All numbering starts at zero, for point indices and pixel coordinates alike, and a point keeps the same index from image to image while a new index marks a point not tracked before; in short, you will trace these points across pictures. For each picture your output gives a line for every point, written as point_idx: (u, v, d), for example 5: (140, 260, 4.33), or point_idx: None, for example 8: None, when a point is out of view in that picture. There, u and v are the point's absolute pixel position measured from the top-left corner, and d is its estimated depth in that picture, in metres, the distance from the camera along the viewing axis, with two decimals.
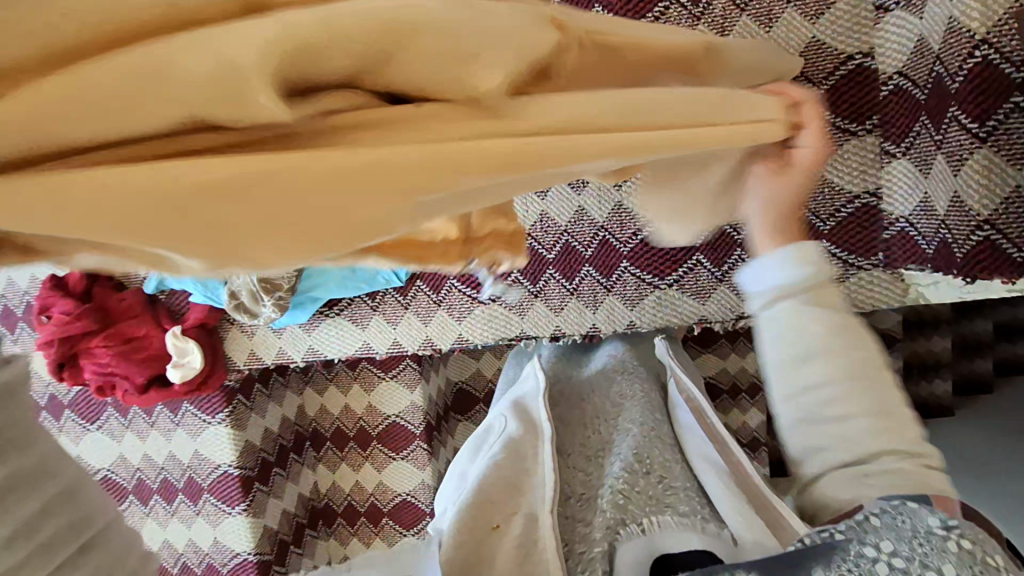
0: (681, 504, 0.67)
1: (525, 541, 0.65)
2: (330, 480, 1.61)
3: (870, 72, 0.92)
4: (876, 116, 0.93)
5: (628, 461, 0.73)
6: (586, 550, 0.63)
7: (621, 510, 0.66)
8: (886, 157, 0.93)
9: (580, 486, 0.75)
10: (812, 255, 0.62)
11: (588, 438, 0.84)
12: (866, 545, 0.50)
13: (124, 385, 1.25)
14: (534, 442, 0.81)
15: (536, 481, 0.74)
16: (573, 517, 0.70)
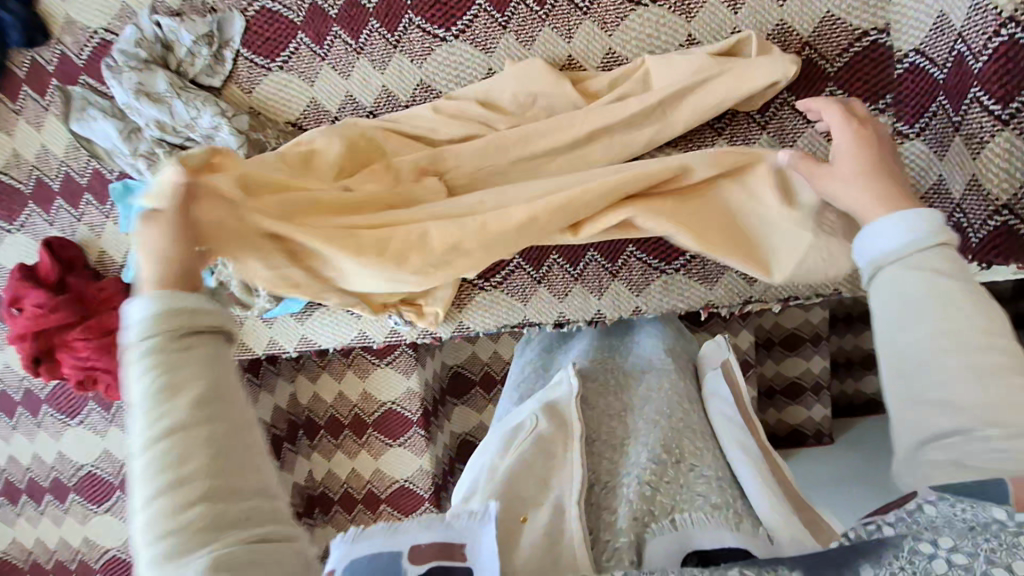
0: (714, 495, 0.69)
1: (553, 530, 0.65)
2: (325, 468, 1.58)
3: (884, 49, 0.90)
4: (890, 95, 0.90)
5: (657, 453, 0.74)
6: (612, 541, 0.64)
7: (649, 504, 0.68)
8: (898, 136, 0.90)
9: (607, 474, 0.75)
10: (923, 219, 0.51)
11: (615, 425, 0.84)
12: (923, 541, 0.42)
13: (107, 378, 1.20)
14: (565, 433, 0.82)
15: (566, 469, 0.75)
16: (598, 505, 0.71)
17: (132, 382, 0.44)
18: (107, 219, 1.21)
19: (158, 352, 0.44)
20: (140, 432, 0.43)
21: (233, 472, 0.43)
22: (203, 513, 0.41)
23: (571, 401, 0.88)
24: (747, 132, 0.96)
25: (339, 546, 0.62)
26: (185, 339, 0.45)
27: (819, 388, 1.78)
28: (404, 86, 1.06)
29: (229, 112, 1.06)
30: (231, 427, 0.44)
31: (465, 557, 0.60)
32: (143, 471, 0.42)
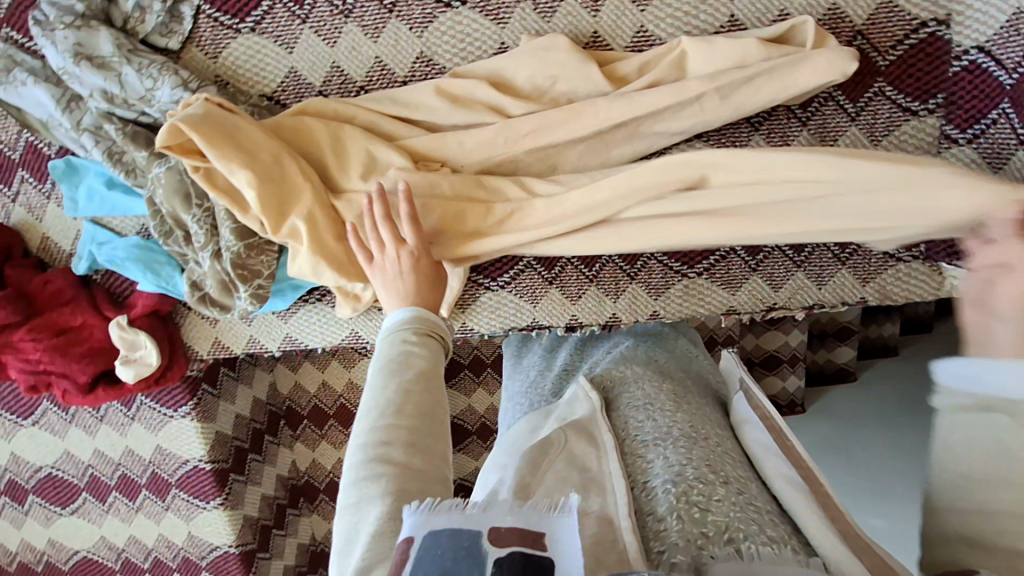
0: (768, 529, 0.60)
1: (599, 539, 0.58)
2: (309, 458, 1.50)
3: (942, 43, 0.82)
4: (942, 95, 0.83)
5: (698, 466, 0.67)
6: (665, 550, 0.57)
7: (700, 525, 0.59)
8: (946, 142, 0.84)
9: (641, 473, 0.69)
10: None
11: (641, 423, 0.78)
12: None
13: (63, 383, 1.06)
14: (591, 446, 0.74)
15: (602, 485, 0.67)
16: (643, 512, 0.64)
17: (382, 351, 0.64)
18: (48, 201, 1.04)
19: (407, 339, 0.64)
20: (373, 384, 0.61)
21: (425, 436, 0.58)
22: (400, 458, 0.56)
23: (596, 416, 0.80)
24: (787, 127, 0.86)
25: (410, 517, 0.50)
26: (424, 335, 0.66)
27: (796, 357, 1.88)
28: (401, 60, 0.91)
29: (192, 82, 0.89)
30: (431, 402, 0.61)
31: (550, 549, 0.49)
32: (367, 412, 0.59)
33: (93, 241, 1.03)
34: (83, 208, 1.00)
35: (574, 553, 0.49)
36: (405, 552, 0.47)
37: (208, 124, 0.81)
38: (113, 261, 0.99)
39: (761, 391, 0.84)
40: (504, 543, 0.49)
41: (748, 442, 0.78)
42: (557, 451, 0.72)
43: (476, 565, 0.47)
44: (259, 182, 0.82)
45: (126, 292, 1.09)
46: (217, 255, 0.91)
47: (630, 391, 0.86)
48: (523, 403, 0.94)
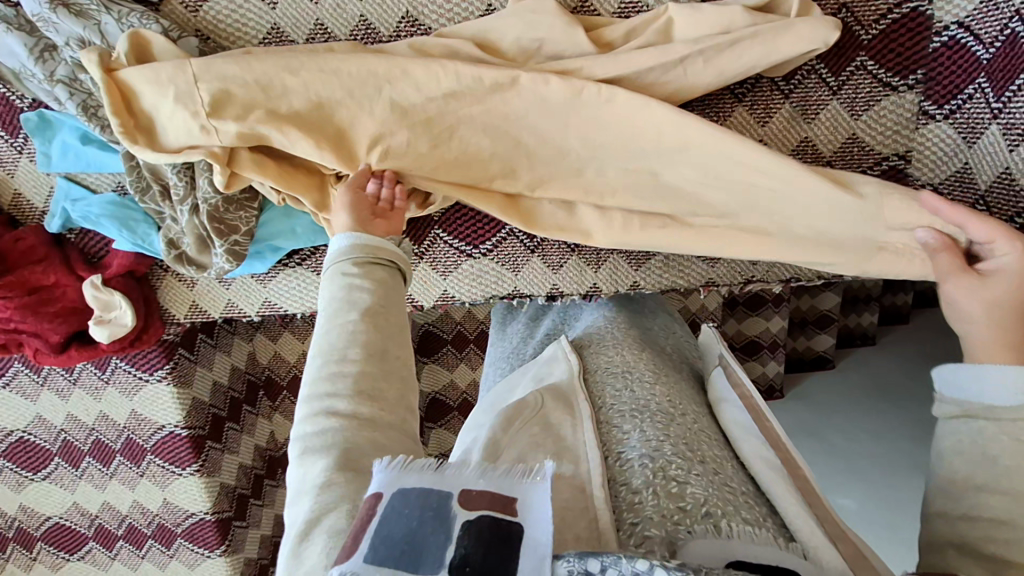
0: (743, 511, 0.60)
1: (569, 503, 0.60)
2: (288, 430, 1.50)
3: (923, 19, 0.83)
4: (921, 71, 0.85)
5: (678, 445, 0.66)
6: (638, 523, 0.58)
7: (677, 500, 0.59)
8: (924, 117, 0.87)
9: (617, 444, 0.69)
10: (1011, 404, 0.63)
11: (620, 395, 0.78)
12: None
13: (35, 343, 1.05)
14: (568, 416, 0.74)
15: (574, 453, 0.68)
16: (615, 481, 0.64)
17: (324, 296, 0.67)
18: (20, 153, 1.01)
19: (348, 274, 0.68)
20: (320, 330, 0.65)
21: (371, 376, 0.62)
22: (347, 404, 0.60)
23: (574, 382, 0.81)
24: (770, 100, 0.87)
25: (380, 474, 0.54)
26: (364, 271, 0.68)
27: (774, 343, 1.91)
28: (387, 19, 0.90)
29: (172, 32, 0.87)
30: (379, 340, 0.64)
31: (520, 514, 0.51)
32: (316, 361, 0.63)
33: (67, 197, 1.01)
34: (55, 162, 0.97)
35: (544, 519, 0.50)
36: (372, 510, 0.51)
37: (168, 47, 0.83)
38: (87, 219, 0.97)
39: (740, 368, 0.84)
40: (471, 506, 0.51)
41: (725, 418, 0.77)
42: (530, 413, 0.73)
43: (442, 527, 0.49)
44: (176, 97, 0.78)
45: (101, 252, 1.07)
46: (196, 210, 0.89)
47: (605, 355, 0.88)
48: (501, 370, 0.96)
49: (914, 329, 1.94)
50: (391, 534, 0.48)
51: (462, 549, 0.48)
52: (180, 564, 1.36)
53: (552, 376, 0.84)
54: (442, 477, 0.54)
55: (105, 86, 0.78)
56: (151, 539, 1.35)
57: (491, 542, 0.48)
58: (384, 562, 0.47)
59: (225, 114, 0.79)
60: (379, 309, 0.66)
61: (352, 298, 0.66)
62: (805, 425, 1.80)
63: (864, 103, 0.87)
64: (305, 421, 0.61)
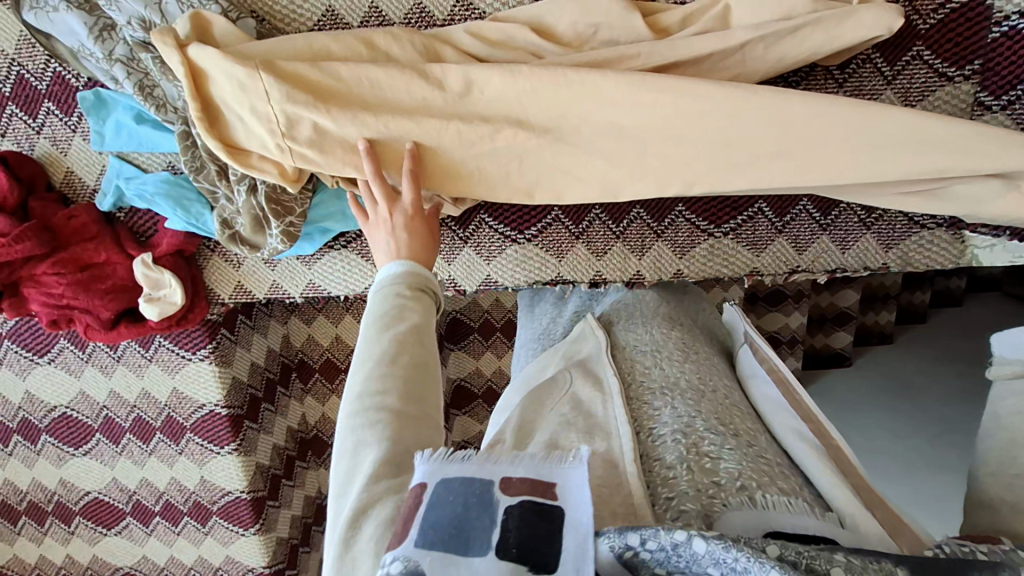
0: (779, 481, 0.60)
1: (603, 481, 0.59)
2: (318, 413, 1.53)
3: (984, 9, 0.82)
4: (978, 62, 0.85)
5: (711, 421, 0.66)
6: (674, 497, 0.57)
7: (711, 475, 0.59)
8: (979, 108, 0.87)
9: (650, 420, 0.69)
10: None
11: (650, 373, 0.78)
12: None
13: (86, 319, 1.06)
14: (596, 393, 0.74)
15: (605, 429, 0.67)
16: (648, 455, 0.64)
17: (375, 306, 0.62)
18: (73, 132, 1.03)
19: (401, 296, 0.62)
20: (363, 341, 0.59)
21: (418, 391, 0.56)
22: (395, 406, 0.54)
23: (601, 355, 0.83)
24: (824, 88, 0.87)
25: (422, 465, 0.50)
26: (417, 294, 0.64)
27: (794, 339, 1.91)
28: (441, 3, 0.90)
29: (230, 13, 0.88)
30: (427, 351, 0.59)
31: (560, 498, 0.49)
32: (362, 363, 0.57)
33: (120, 176, 1.02)
34: (109, 141, 0.99)
35: (584, 503, 0.47)
36: (417, 497, 0.47)
37: (232, 31, 0.85)
38: (141, 197, 0.98)
39: (769, 346, 0.84)
40: (513, 493, 0.49)
41: (757, 399, 0.77)
42: (562, 396, 0.74)
43: (486, 512, 0.47)
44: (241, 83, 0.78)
45: (151, 231, 1.09)
46: (253, 190, 0.89)
47: (634, 332, 0.88)
48: (533, 349, 0.97)
49: (938, 326, 1.94)
50: (439, 521, 0.45)
51: (506, 531, 0.45)
52: (214, 542, 1.38)
53: (584, 353, 0.85)
54: (487, 472, 0.50)
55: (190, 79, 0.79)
56: (187, 516, 1.37)
57: (529, 526, 0.46)
58: (434, 546, 0.43)
59: (298, 134, 0.80)
60: (425, 329, 0.61)
61: (402, 314, 0.60)
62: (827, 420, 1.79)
63: (920, 93, 0.87)
64: (346, 423, 0.55)
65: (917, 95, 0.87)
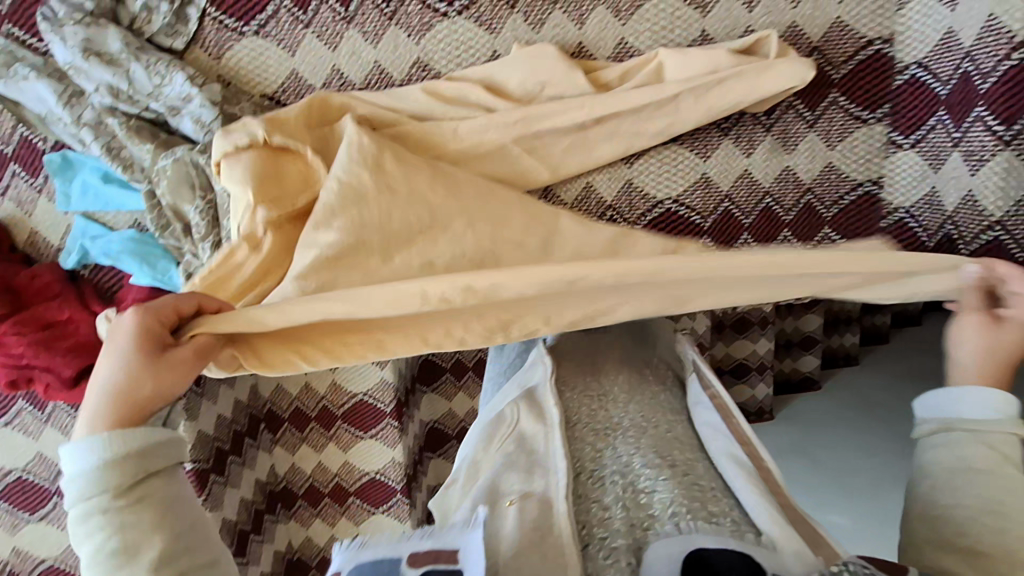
0: (708, 506, 0.64)
1: (538, 524, 0.62)
2: (288, 464, 1.54)
3: (887, 59, 0.91)
4: (888, 105, 0.93)
5: (649, 457, 0.70)
6: (607, 536, 0.61)
7: (645, 508, 0.64)
8: (893, 146, 0.94)
9: (591, 461, 0.72)
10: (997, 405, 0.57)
11: (594, 413, 0.81)
12: None
13: (43, 379, 1.04)
14: (540, 427, 0.79)
15: (545, 467, 0.72)
16: (586, 497, 0.68)
17: (77, 542, 0.47)
18: (39, 192, 1.05)
19: (109, 513, 0.48)
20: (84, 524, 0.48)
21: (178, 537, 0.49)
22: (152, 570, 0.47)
23: (547, 387, 0.85)
24: (752, 132, 0.96)
25: (339, 555, 0.58)
26: (136, 494, 0.49)
27: (763, 365, 1.92)
28: (399, 65, 0.96)
29: (197, 80, 0.91)
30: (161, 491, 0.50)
31: (460, 560, 0.56)
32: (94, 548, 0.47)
33: (85, 235, 1.04)
34: (75, 200, 1.01)
35: (476, 561, 0.55)
36: None
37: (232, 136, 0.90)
38: (106, 254, 1.00)
39: (714, 375, 0.87)
40: (417, 565, 0.56)
41: (699, 427, 0.80)
42: (507, 434, 0.80)
43: None
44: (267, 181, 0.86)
45: (116, 287, 1.10)
46: (218, 246, 0.92)
47: (584, 371, 0.89)
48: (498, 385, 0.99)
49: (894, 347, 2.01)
50: None
51: None
52: None
53: (532, 383, 0.87)
54: (393, 548, 0.57)
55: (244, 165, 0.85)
56: None
57: None
58: None
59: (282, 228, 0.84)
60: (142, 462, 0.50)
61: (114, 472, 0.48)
62: (794, 443, 1.86)
63: (838, 134, 0.95)
64: None
65: (837, 136, 0.95)
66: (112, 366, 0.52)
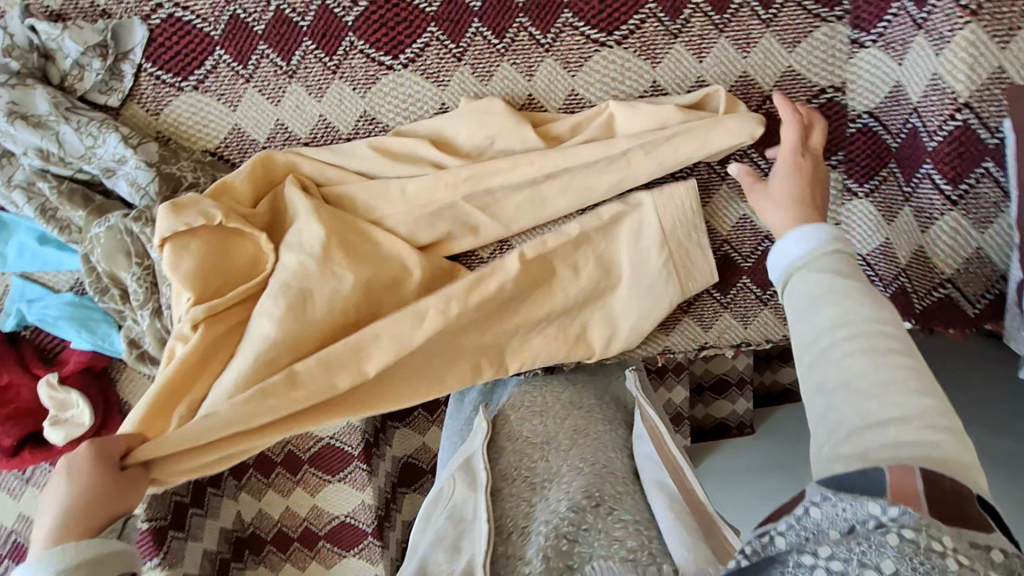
0: (632, 540, 0.66)
1: None
2: (254, 508, 1.48)
3: (839, 108, 0.90)
4: (842, 151, 0.91)
5: (575, 498, 0.72)
6: None
7: (567, 558, 0.65)
8: (848, 194, 0.92)
9: (523, 517, 0.74)
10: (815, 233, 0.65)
11: (534, 466, 0.83)
12: (806, 553, 0.42)
13: None
14: (469, 492, 0.79)
15: (469, 532, 0.73)
16: (513, 554, 0.69)
17: None
18: None
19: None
20: None
21: None
22: None
23: (483, 449, 0.87)
24: (709, 181, 0.95)
25: None
26: None
27: (744, 380, 1.64)
28: (345, 118, 0.93)
29: (132, 139, 0.89)
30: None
31: None
32: None
33: (21, 298, 0.99)
34: (8, 262, 0.97)
35: None
36: None
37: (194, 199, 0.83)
38: (44, 318, 0.96)
39: (654, 412, 0.92)
40: None
41: (638, 458, 0.86)
42: (443, 506, 0.79)
43: None
44: (207, 270, 0.83)
45: (59, 348, 1.05)
46: (157, 312, 0.90)
47: (528, 424, 0.90)
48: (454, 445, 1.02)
49: None
50: None
51: None
52: None
53: (470, 451, 0.88)
54: None
55: (194, 259, 0.82)
56: None
57: None
58: None
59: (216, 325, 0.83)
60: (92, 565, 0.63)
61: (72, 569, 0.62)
62: (770, 454, 1.54)
63: None
64: None
65: None
66: (70, 485, 0.68)
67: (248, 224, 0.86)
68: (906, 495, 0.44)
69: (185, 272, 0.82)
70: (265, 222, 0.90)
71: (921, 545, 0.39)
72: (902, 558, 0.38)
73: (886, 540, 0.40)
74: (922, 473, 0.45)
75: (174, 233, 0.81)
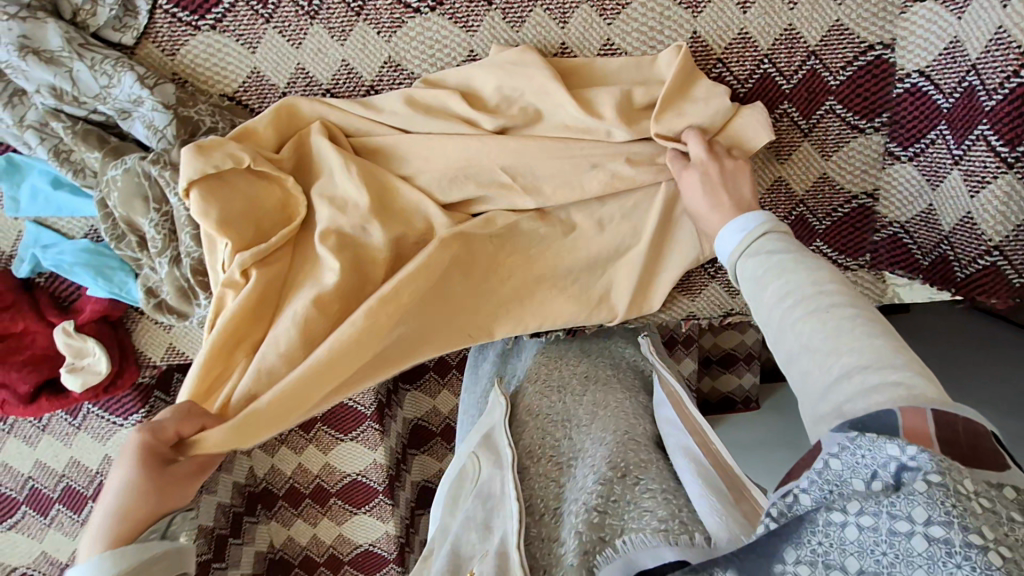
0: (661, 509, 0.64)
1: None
2: (267, 465, 1.50)
3: (887, 65, 0.86)
4: (886, 114, 0.88)
5: (601, 472, 0.71)
6: None
7: (599, 529, 0.64)
8: (890, 158, 0.90)
9: (554, 500, 0.73)
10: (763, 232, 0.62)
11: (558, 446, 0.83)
12: (834, 509, 0.41)
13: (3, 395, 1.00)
14: (495, 471, 0.79)
15: (502, 512, 0.72)
16: (548, 538, 0.69)
17: None
18: None
19: None
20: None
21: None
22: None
23: (503, 426, 0.88)
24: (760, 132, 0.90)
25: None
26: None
27: (752, 355, 1.61)
28: (369, 64, 0.90)
29: (148, 79, 0.86)
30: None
31: None
32: None
33: (36, 243, 0.97)
34: (20, 207, 0.93)
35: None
36: None
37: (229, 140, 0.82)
38: (57, 264, 0.94)
39: (669, 374, 0.92)
40: None
41: (660, 421, 0.87)
42: (469, 490, 0.79)
43: None
44: (252, 215, 0.82)
45: (74, 296, 1.03)
46: (176, 261, 0.88)
47: (546, 400, 0.92)
48: (470, 421, 1.03)
49: None
50: None
51: None
52: None
53: (490, 424, 0.90)
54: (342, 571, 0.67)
55: (222, 205, 0.80)
56: None
57: None
58: None
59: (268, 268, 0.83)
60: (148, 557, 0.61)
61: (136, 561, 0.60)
62: (782, 427, 1.54)
63: (835, 140, 0.90)
64: None
65: (833, 143, 0.90)
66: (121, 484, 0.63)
67: (274, 167, 0.84)
68: (918, 437, 0.41)
69: (213, 219, 0.79)
70: (292, 166, 0.87)
71: (951, 488, 0.36)
72: (933, 503, 0.36)
73: (915, 487, 0.37)
74: (934, 415, 0.41)
75: (202, 175, 0.78)
